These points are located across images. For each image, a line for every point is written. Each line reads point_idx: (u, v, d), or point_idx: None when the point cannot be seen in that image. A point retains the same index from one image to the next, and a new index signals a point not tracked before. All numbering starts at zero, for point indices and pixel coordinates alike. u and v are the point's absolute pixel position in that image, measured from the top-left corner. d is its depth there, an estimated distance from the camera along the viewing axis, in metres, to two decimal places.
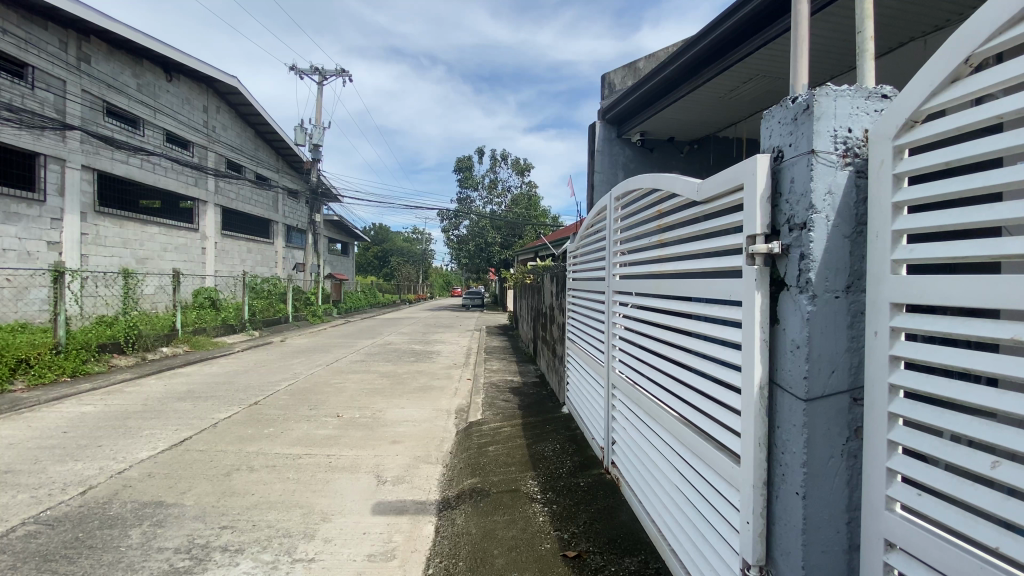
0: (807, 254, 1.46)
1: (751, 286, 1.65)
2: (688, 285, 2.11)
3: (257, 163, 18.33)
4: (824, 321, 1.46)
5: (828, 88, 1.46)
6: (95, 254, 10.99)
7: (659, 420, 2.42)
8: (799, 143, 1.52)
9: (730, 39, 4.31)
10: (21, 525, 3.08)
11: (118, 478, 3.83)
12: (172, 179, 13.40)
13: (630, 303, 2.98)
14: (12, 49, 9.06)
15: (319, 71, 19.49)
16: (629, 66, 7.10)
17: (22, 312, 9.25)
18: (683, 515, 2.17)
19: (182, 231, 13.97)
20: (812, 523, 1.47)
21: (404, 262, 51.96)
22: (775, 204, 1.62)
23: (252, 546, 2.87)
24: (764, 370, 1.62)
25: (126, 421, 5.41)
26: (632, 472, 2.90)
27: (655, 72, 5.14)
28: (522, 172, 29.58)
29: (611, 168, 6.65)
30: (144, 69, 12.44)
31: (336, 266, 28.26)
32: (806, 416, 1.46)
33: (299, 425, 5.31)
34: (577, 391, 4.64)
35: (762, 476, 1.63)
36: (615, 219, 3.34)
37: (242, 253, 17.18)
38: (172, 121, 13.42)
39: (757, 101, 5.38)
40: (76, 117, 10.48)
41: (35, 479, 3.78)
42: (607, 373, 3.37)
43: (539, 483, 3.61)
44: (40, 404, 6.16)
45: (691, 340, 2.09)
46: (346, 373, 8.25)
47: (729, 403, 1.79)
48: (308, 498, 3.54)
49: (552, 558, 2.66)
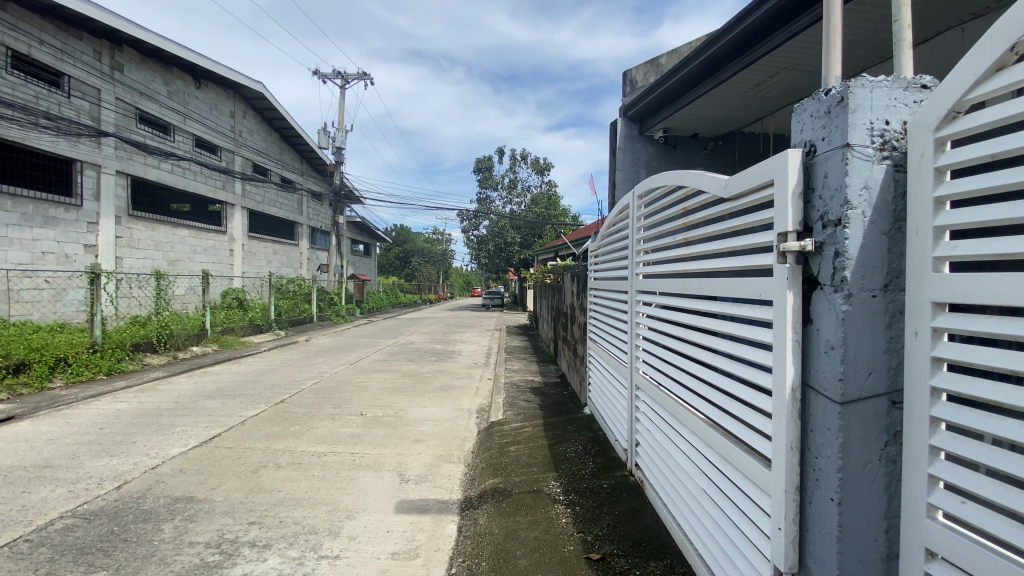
0: (842, 251, 1.41)
1: (782, 284, 1.60)
2: (714, 284, 2.07)
3: (282, 166, 18.75)
4: (860, 321, 1.41)
5: (865, 78, 1.40)
6: (128, 256, 11.37)
7: (685, 422, 2.38)
8: (833, 138, 1.46)
9: (757, 31, 4.19)
10: (60, 518, 3.20)
11: (151, 473, 3.95)
12: (200, 182, 13.78)
13: (653, 303, 2.95)
14: (49, 59, 9.42)
15: (342, 75, 19.75)
16: (651, 62, 7.00)
17: (61, 312, 9.63)
18: (710, 521, 2.12)
19: (211, 234, 14.37)
20: (848, 532, 1.42)
21: (425, 262, 52.41)
22: (807, 201, 1.57)
23: (279, 542, 2.92)
24: (796, 370, 1.57)
25: (158, 419, 5.57)
26: (657, 475, 2.85)
27: (679, 67, 5.04)
28: (542, 171, 29.52)
29: (634, 164, 6.54)
30: (174, 77, 12.82)
31: (358, 266, 28.68)
32: (841, 419, 1.41)
33: (323, 423, 5.39)
34: (599, 392, 4.62)
35: (795, 482, 1.57)
36: (638, 217, 3.29)
37: (268, 254, 17.55)
38: (201, 126, 13.82)
39: (785, 95, 5.24)
40: (111, 124, 10.86)
41: (72, 474, 3.93)
42: (630, 374, 3.32)
43: (561, 485, 3.59)
44: (77, 401, 6.40)
45: (717, 340, 2.05)
46: (369, 372, 8.34)
47: (759, 405, 1.74)
48: (333, 495, 3.59)
49: (576, 560, 2.64)
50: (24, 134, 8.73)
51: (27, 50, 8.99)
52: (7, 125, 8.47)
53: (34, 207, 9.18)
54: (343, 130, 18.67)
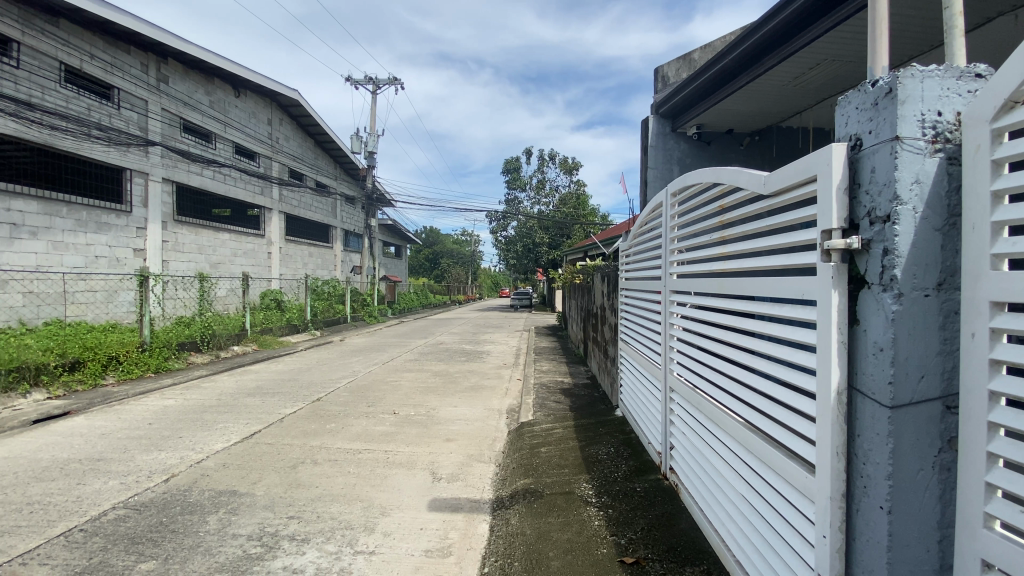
0: (891, 248, 1.35)
1: (827, 284, 1.54)
2: (752, 283, 2.02)
3: (316, 171, 19.31)
4: (912, 322, 1.35)
5: (915, 68, 1.33)
6: (174, 259, 11.92)
7: (722, 425, 2.33)
8: (880, 130, 1.41)
9: (794, 24, 4.08)
10: (112, 509, 3.38)
11: (196, 467, 4.13)
12: (239, 188, 14.33)
13: (688, 304, 2.89)
14: (100, 72, 9.95)
15: (373, 80, 20.14)
16: (684, 58, 6.87)
17: (113, 313, 10.17)
18: (749, 528, 2.07)
19: (250, 238, 14.91)
20: (899, 541, 1.36)
21: (455, 263, 53.08)
22: (853, 196, 1.51)
23: (317, 536, 3.00)
24: (842, 373, 1.51)
25: (203, 415, 5.83)
26: (692, 479, 2.80)
27: (714, 62, 4.94)
28: (571, 170, 29.36)
29: (666, 163, 6.45)
30: (215, 87, 13.36)
31: (390, 268, 29.29)
32: (891, 425, 1.35)
33: (358, 421, 5.52)
34: (631, 393, 4.56)
35: (840, 488, 1.52)
36: (671, 215, 3.23)
37: (304, 257, 18.08)
38: (240, 134, 14.38)
39: (825, 87, 5.06)
40: (157, 133, 11.41)
41: (124, 467, 4.15)
42: (664, 376, 3.27)
43: (593, 487, 3.56)
44: (128, 398, 6.75)
45: (756, 341, 2.00)
46: (400, 372, 8.49)
47: (802, 408, 1.68)
48: (368, 491, 3.67)
49: (609, 563, 2.61)
50: (77, 144, 9.26)
51: (80, 65, 9.52)
52: (62, 136, 8.98)
53: (88, 214, 9.68)
54: (374, 134, 19.05)
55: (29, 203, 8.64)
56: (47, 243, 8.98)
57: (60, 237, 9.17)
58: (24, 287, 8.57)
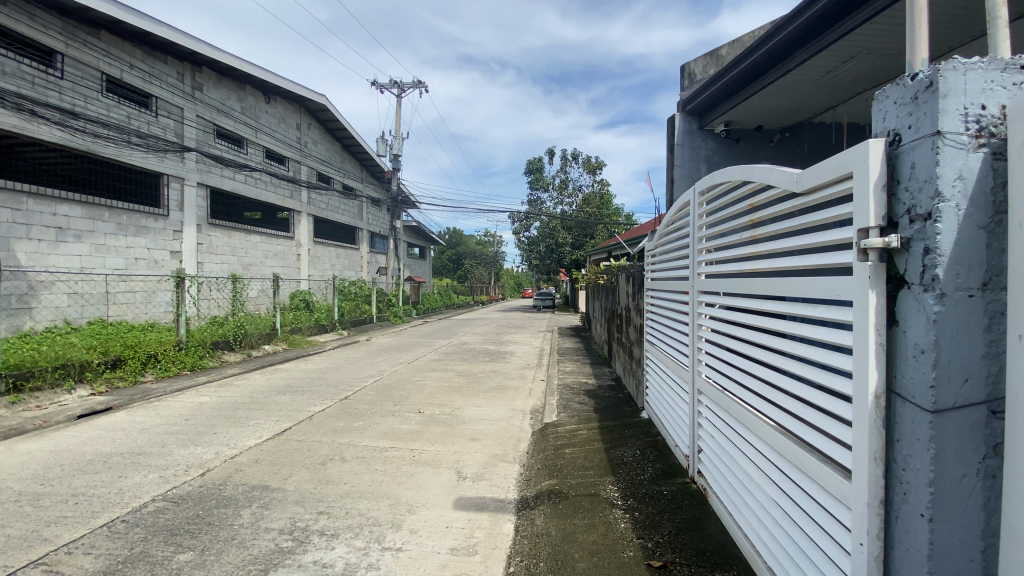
0: (932, 247, 1.30)
1: (863, 283, 1.50)
2: (784, 283, 1.98)
3: (343, 174, 19.73)
4: (954, 323, 1.30)
5: (956, 61, 1.29)
6: (208, 261, 12.34)
7: (752, 428, 2.28)
8: (921, 125, 1.35)
9: (825, 18, 3.96)
10: (152, 501, 3.52)
11: (231, 462, 4.27)
12: (270, 191, 14.74)
13: (716, 305, 2.85)
14: (139, 82, 10.39)
15: (398, 84, 20.42)
16: (711, 54, 6.75)
17: (152, 312, 10.58)
18: (781, 533, 2.02)
19: (280, 239, 15.32)
20: (940, 550, 1.31)
21: (478, 264, 53.37)
22: (891, 193, 1.46)
23: (346, 532, 3.06)
24: (880, 376, 1.46)
25: (235, 411, 6.01)
26: (722, 484, 2.75)
27: (742, 58, 4.85)
28: (594, 170, 29.13)
29: (693, 160, 6.36)
30: (247, 93, 13.78)
31: (414, 269, 29.65)
32: (933, 430, 1.30)
33: (384, 419, 5.61)
34: (657, 395, 4.50)
35: (879, 494, 1.47)
36: (699, 214, 3.18)
37: (332, 258, 18.46)
38: (270, 139, 14.79)
39: (860, 81, 4.89)
40: (193, 139, 11.84)
41: (163, 461, 4.31)
42: (691, 378, 3.22)
43: (619, 489, 3.54)
44: (165, 394, 7.01)
45: (788, 343, 1.95)
46: (426, 371, 8.57)
47: (837, 411, 1.64)
48: (395, 489, 3.73)
49: (636, 566, 2.59)
50: (118, 151, 9.66)
51: (120, 75, 9.94)
52: (105, 144, 9.40)
53: (128, 217, 10.10)
54: (399, 137, 19.32)
55: (74, 208, 9.04)
56: (91, 246, 9.38)
57: (103, 240, 9.58)
58: (70, 287, 8.99)
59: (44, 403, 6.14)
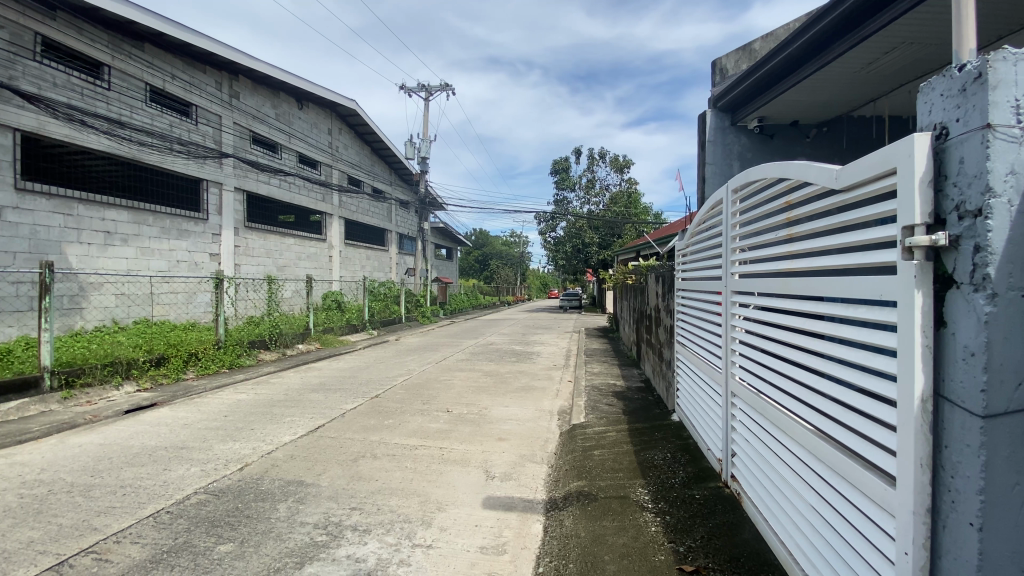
0: (984, 245, 1.25)
1: (908, 283, 1.43)
2: (822, 283, 1.92)
3: (373, 177, 20.12)
4: (1006, 325, 1.25)
5: (1007, 50, 1.23)
6: (245, 263, 12.78)
7: (788, 432, 2.22)
8: (969, 118, 1.30)
9: (862, 10, 3.84)
10: (194, 493, 3.68)
11: (267, 458, 4.41)
12: (303, 195, 15.18)
13: (751, 305, 2.78)
14: (180, 91, 10.84)
15: (426, 87, 20.68)
16: (744, 48, 6.60)
17: (192, 312, 11.02)
18: (819, 541, 1.97)
19: (312, 242, 15.73)
20: (989, 560, 1.26)
21: (504, 265, 53.64)
22: (938, 189, 1.40)
23: (378, 528, 3.13)
24: (926, 378, 1.40)
25: (272, 408, 6.20)
26: (756, 488, 2.69)
27: (775, 54, 4.75)
28: (621, 169, 28.82)
29: (725, 158, 6.25)
30: (281, 100, 14.21)
31: (442, 269, 29.97)
32: (984, 436, 1.25)
33: (414, 418, 5.69)
34: (689, 397, 4.42)
35: (924, 502, 1.41)
36: (732, 212, 3.12)
37: (362, 259, 18.83)
38: (303, 144, 15.22)
39: (903, 72, 4.70)
40: (230, 146, 12.29)
41: (205, 455, 4.50)
42: (724, 381, 3.16)
43: (649, 492, 3.49)
44: (206, 391, 7.30)
45: (828, 345, 1.90)
46: (454, 371, 8.67)
47: (881, 416, 1.58)
48: (425, 487, 3.78)
49: (667, 570, 2.57)
50: (161, 158, 10.15)
51: (162, 85, 10.40)
52: (149, 151, 9.88)
53: (170, 221, 10.57)
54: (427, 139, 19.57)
55: (121, 213, 9.50)
56: (136, 249, 9.84)
57: (147, 244, 10.04)
58: (116, 288, 9.46)
59: (94, 399, 6.48)
